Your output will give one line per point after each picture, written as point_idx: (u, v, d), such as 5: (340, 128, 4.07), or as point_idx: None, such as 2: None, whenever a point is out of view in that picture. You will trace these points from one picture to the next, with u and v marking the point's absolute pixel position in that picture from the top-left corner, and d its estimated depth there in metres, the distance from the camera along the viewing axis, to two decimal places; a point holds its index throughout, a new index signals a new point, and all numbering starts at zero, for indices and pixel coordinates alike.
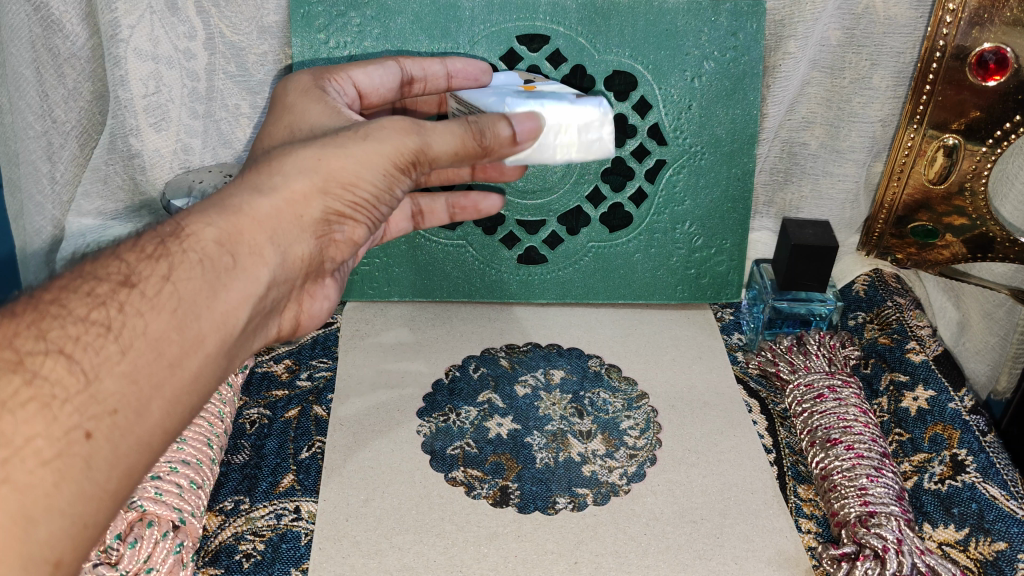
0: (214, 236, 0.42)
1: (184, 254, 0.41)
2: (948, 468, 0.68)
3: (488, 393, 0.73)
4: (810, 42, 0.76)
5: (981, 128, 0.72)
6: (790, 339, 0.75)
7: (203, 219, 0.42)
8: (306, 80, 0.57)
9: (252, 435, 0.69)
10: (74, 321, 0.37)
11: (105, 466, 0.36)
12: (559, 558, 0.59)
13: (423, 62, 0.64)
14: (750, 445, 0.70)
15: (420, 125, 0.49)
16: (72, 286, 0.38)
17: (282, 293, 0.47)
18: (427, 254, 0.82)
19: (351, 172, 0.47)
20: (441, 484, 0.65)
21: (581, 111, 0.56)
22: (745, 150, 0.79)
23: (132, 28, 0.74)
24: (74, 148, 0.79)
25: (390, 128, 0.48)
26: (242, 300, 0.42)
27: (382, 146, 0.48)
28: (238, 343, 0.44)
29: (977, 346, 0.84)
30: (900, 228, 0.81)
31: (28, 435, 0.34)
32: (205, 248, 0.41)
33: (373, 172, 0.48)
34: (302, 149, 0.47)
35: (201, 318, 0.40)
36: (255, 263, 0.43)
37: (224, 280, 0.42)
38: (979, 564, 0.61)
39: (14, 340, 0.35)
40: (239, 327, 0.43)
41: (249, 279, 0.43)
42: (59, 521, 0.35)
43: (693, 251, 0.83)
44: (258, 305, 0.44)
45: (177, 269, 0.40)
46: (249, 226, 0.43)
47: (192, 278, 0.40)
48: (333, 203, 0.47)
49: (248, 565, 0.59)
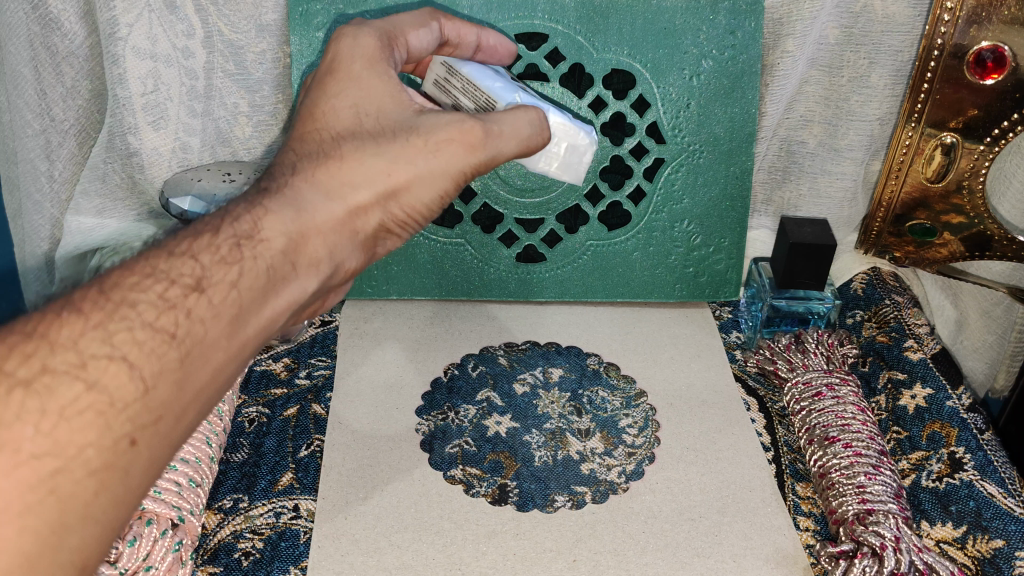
0: (283, 245, 0.42)
1: (254, 261, 0.41)
2: (945, 466, 0.68)
3: (488, 391, 0.73)
4: (808, 40, 0.76)
5: (978, 127, 0.72)
6: (788, 338, 0.75)
7: (277, 221, 0.42)
8: (372, 47, 0.51)
9: (251, 433, 0.70)
10: (141, 326, 0.36)
11: (141, 473, 0.36)
12: (558, 556, 0.60)
13: (461, 27, 0.60)
14: (748, 444, 0.70)
15: (486, 136, 0.50)
16: (140, 286, 0.37)
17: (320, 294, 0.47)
18: (427, 252, 0.82)
19: (417, 192, 0.48)
20: (440, 481, 0.65)
21: (578, 134, 0.58)
22: (743, 148, 0.79)
23: (130, 27, 0.74)
24: (72, 146, 0.80)
25: (460, 146, 0.49)
26: (286, 308, 0.42)
27: (449, 166, 0.49)
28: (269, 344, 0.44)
29: (975, 344, 0.84)
30: (898, 227, 0.81)
31: (80, 444, 0.34)
32: (272, 255, 0.41)
33: (438, 190, 0.49)
34: (369, 156, 0.46)
35: (248, 324, 0.40)
36: (309, 274, 0.43)
37: (279, 288, 0.42)
38: (976, 561, 0.61)
39: (78, 341, 0.35)
40: (275, 330, 0.43)
41: (300, 288, 0.43)
42: (92, 528, 0.34)
43: (691, 250, 0.83)
44: (299, 309, 0.44)
45: (245, 277, 0.40)
46: (314, 235, 0.43)
47: (255, 287, 0.40)
48: (393, 216, 0.48)
49: (246, 563, 0.59)
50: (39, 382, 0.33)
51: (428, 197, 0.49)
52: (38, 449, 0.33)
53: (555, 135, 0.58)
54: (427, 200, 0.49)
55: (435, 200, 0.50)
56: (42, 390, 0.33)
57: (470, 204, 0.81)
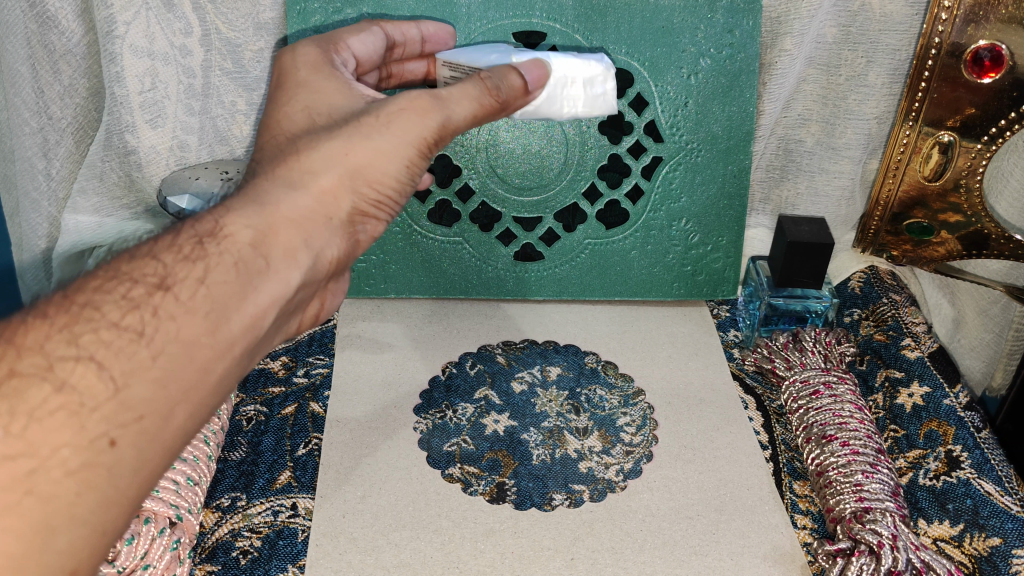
0: (250, 238, 0.40)
1: (221, 256, 0.39)
2: (943, 464, 0.68)
3: (485, 390, 0.73)
4: (806, 39, 0.77)
5: (976, 126, 0.72)
6: (786, 336, 0.75)
7: (241, 218, 0.40)
8: (314, 55, 0.53)
9: (249, 432, 0.69)
10: (107, 327, 0.35)
11: (128, 472, 0.35)
12: (556, 555, 0.60)
13: (400, 26, 0.63)
14: (746, 443, 0.70)
15: (439, 101, 0.48)
16: (104, 287, 0.37)
17: (310, 290, 0.45)
18: (425, 251, 0.82)
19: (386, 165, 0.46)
20: (438, 480, 0.65)
21: (590, 66, 0.62)
22: (740, 147, 0.79)
23: (128, 25, 0.74)
24: (69, 144, 0.80)
25: (411, 111, 0.47)
26: (272, 303, 0.40)
27: (404, 134, 0.46)
28: (261, 345, 0.42)
29: (971, 343, 0.84)
30: (895, 225, 0.81)
31: (55, 445, 0.33)
32: (241, 249, 0.40)
33: (409, 157, 0.47)
34: (329, 141, 0.45)
35: (231, 321, 0.39)
36: (288, 266, 0.41)
37: (257, 282, 0.40)
38: (973, 559, 0.61)
39: (45, 344, 0.34)
40: (264, 329, 0.41)
41: (282, 282, 0.41)
42: (80, 529, 0.34)
43: (689, 248, 0.83)
44: (285, 307, 0.42)
45: (213, 272, 0.38)
46: (285, 227, 0.42)
47: (227, 281, 0.39)
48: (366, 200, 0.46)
49: (244, 562, 0.59)
50: (7, 385, 0.33)
51: (400, 169, 0.47)
52: (10, 450, 0.32)
53: (572, 75, 0.61)
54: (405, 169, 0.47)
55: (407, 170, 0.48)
56: (11, 393, 0.33)
57: (469, 202, 0.81)
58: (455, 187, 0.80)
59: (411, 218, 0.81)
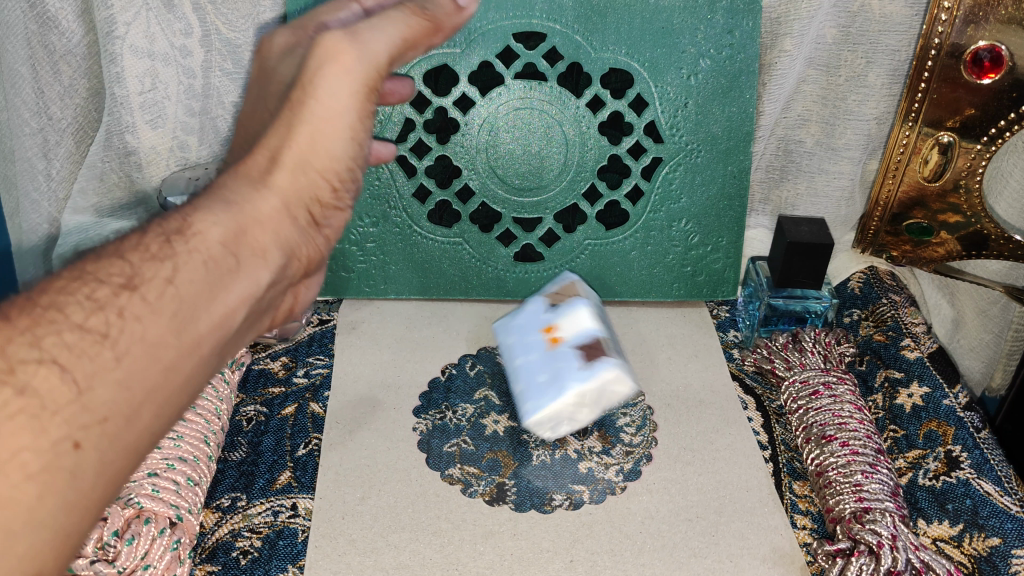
0: (220, 236, 0.37)
1: (191, 254, 0.36)
2: (942, 464, 0.68)
3: (485, 390, 0.73)
4: (805, 39, 0.77)
5: (975, 127, 0.72)
6: (785, 337, 0.75)
7: (209, 215, 0.38)
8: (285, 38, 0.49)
9: (249, 432, 0.70)
10: (71, 329, 0.33)
11: (91, 473, 0.32)
12: (555, 556, 0.60)
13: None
14: (746, 443, 0.70)
15: (360, 40, 0.43)
16: (68, 288, 0.34)
17: (286, 287, 0.43)
18: (424, 251, 0.82)
19: (332, 141, 0.43)
20: (438, 480, 0.65)
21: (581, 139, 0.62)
22: (741, 148, 0.79)
23: (128, 25, 0.74)
24: (69, 145, 0.79)
25: (331, 65, 0.42)
26: (243, 302, 0.38)
27: (335, 96, 0.42)
28: (235, 345, 0.39)
29: (971, 344, 0.85)
30: (895, 226, 0.81)
31: (12, 449, 0.30)
32: (212, 248, 0.37)
33: (352, 125, 0.44)
34: (272, 135, 0.42)
35: (199, 320, 0.36)
36: (259, 264, 0.39)
37: (228, 281, 0.37)
38: (973, 559, 0.61)
39: (4, 348, 0.31)
40: (238, 329, 0.38)
41: (253, 279, 0.38)
42: (42, 533, 0.31)
43: (689, 249, 0.83)
44: (258, 306, 0.40)
45: (182, 270, 0.36)
46: (252, 225, 0.39)
47: (195, 281, 0.36)
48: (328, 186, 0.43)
49: (244, 562, 0.59)
50: None
51: (348, 145, 0.44)
52: None
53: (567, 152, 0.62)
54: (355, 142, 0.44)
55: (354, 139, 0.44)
56: None
57: (469, 202, 0.81)
58: (455, 188, 0.80)
59: (411, 219, 0.81)
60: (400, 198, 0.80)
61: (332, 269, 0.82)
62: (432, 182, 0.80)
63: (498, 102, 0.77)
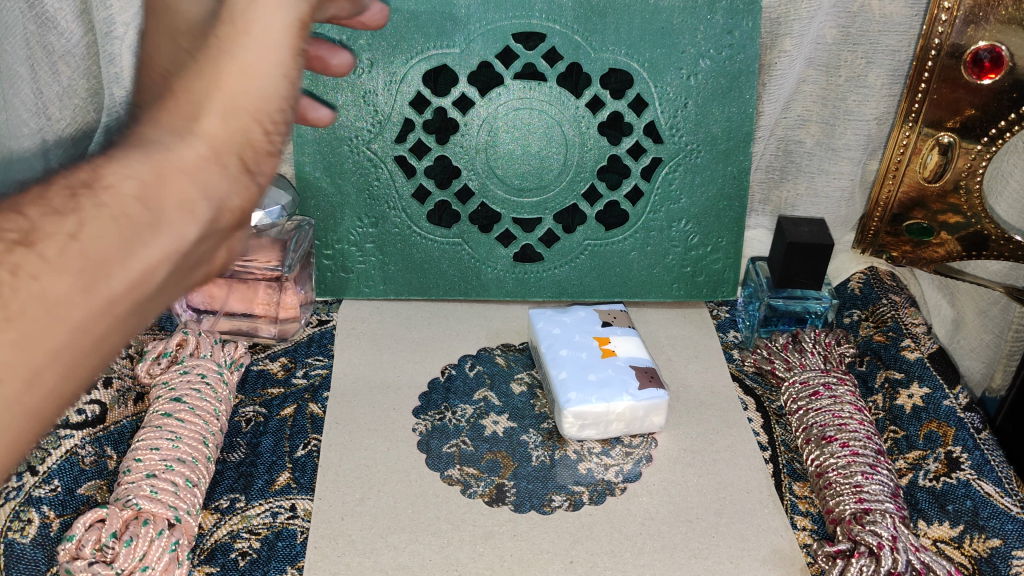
0: (139, 187, 0.26)
1: (107, 198, 0.25)
2: (942, 465, 0.68)
3: (485, 390, 0.73)
4: (805, 40, 0.77)
5: (975, 127, 0.72)
6: (785, 337, 0.75)
7: (123, 152, 0.26)
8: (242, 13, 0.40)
9: (248, 433, 0.69)
10: None
11: None
12: (555, 557, 0.59)
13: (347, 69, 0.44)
14: (746, 445, 0.70)
15: None
16: None
17: (203, 256, 0.29)
18: (423, 252, 0.81)
19: (256, 79, 0.28)
20: (438, 482, 0.65)
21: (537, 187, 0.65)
22: (741, 148, 0.79)
23: (126, 25, 0.75)
24: (67, 146, 0.79)
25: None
26: (166, 261, 0.26)
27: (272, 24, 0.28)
28: (143, 318, 0.27)
29: (971, 344, 0.84)
30: (896, 226, 0.81)
31: None
32: (132, 192, 0.26)
33: (287, 60, 0.28)
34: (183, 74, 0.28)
35: (113, 280, 0.25)
36: (191, 216, 0.27)
37: (151, 233, 0.26)
38: (974, 560, 0.61)
39: None
40: (156, 298, 0.27)
41: (183, 234, 0.27)
42: None
43: (689, 250, 0.82)
44: (182, 271, 0.28)
45: (96, 218, 0.25)
46: (181, 167, 0.27)
47: (114, 231, 0.25)
48: (252, 137, 0.28)
49: (243, 563, 0.59)
50: None
51: (282, 86, 0.28)
52: None
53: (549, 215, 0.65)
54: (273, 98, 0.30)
55: (295, 79, 0.29)
56: None
57: (468, 203, 0.80)
58: (455, 188, 0.80)
59: (411, 219, 0.80)
60: (399, 198, 0.80)
61: (331, 270, 0.82)
62: (431, 183, 0.80)
63: (497, 103, 0.77)
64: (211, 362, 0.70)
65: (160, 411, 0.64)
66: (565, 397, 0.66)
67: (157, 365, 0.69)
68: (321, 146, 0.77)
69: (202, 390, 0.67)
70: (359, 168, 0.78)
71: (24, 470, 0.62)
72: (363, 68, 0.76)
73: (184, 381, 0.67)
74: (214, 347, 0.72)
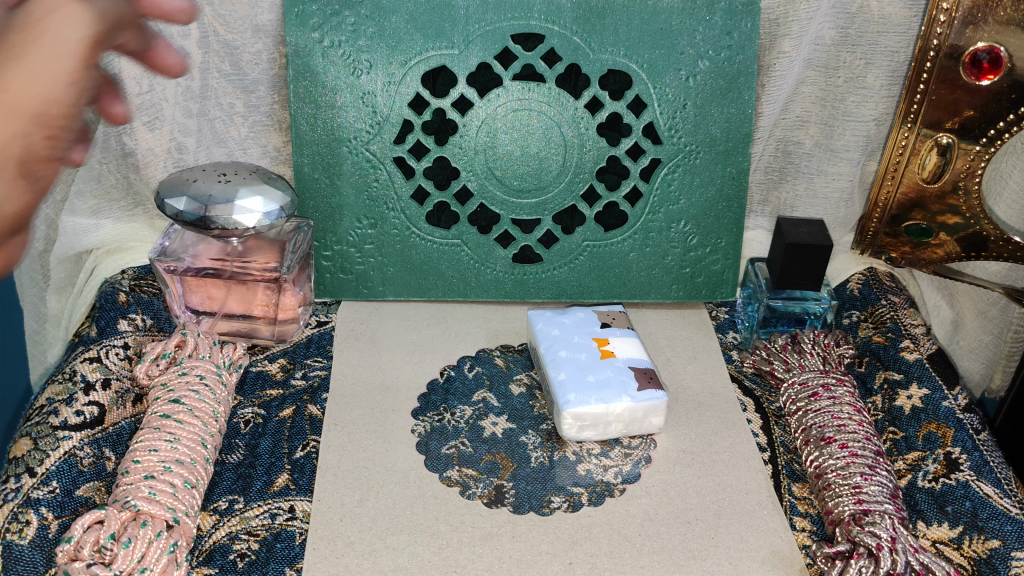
0: None
1: None
2: (941, 466, 0.68)
3: (484, 392, 0.73)
4: (804, 41, 0.77)
5: (974, 128, 0.72)
6: (784, 338, 0.75)
7: None
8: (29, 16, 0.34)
9: (246, 435, 0.69)
10: None
11: None
12: (554, 559, 0.59)
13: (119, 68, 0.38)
14: (745, 446, 0.70)
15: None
16: None
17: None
18: (422, 253, 0.81)
19: (42, 86, 0.28)
20: (437, 483, 0.65)
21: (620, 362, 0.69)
22: (740, 149, 0.79)
23: None
24: None
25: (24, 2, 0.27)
26: None
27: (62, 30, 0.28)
28: None
29: (970, 344, 0.85)
30: (895, 227, 0.81)
31: None
32: None
33: (79, 71, 0.29)
34: None
35: None
36: None
37: None
38: (973, 562, 0.61)
39: None
40: None
41: None
42: None
43: (688, 251, 0.82)
44: None
45: None
46: None
47: None
48: (33, 142, 0.28)
49: (241, 565, 0.59)
50: None
51: (64, 94, 0.28)
52: None
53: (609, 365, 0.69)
54: (109, 106, 0.33)
55: (86, 89, 0.29)
56: None
57: (467, 204, 0.80)
58: (453, 190, 0.80)
59: (409, 220, 0.80)
60: (398, 200, 0.80)
61: (331, 271, 0.82)
62: (430, 184, 0.80)
63: (496, 103, 0.77)
64: (210, 364, 0.70)
65: (158, 412, 0.64)
66: (564, 399, 0.66)
67: (157, 365, 0.69)
68: (320, 147, 0.77)
69: (201, 391, 0.67)
70: (358, 169, 0.78)
71: (23, 471, 0.62)
72: (363, 70, 0.76)
73: (182, 382, 0.67)
74: (214, 348, 0.72)
